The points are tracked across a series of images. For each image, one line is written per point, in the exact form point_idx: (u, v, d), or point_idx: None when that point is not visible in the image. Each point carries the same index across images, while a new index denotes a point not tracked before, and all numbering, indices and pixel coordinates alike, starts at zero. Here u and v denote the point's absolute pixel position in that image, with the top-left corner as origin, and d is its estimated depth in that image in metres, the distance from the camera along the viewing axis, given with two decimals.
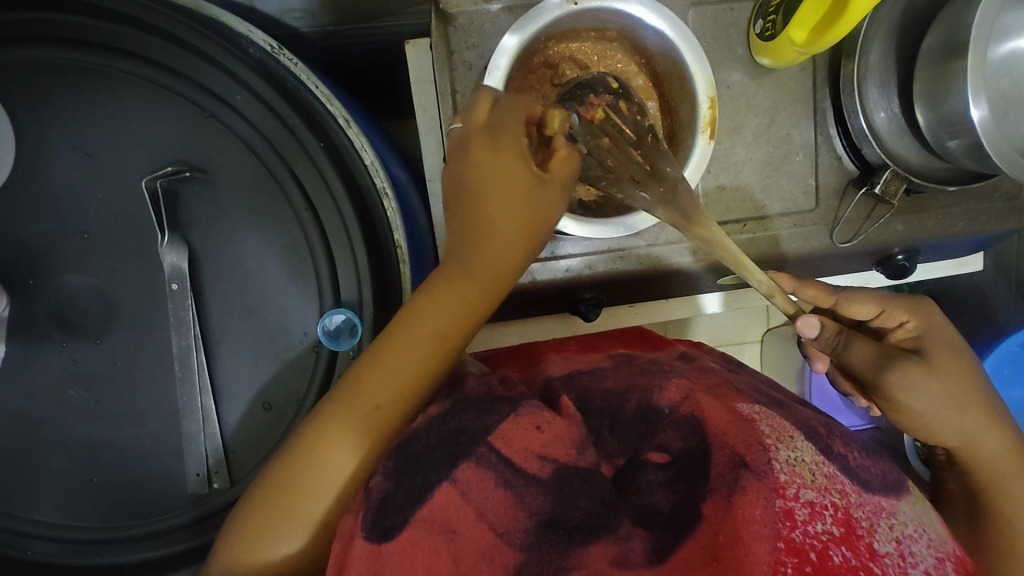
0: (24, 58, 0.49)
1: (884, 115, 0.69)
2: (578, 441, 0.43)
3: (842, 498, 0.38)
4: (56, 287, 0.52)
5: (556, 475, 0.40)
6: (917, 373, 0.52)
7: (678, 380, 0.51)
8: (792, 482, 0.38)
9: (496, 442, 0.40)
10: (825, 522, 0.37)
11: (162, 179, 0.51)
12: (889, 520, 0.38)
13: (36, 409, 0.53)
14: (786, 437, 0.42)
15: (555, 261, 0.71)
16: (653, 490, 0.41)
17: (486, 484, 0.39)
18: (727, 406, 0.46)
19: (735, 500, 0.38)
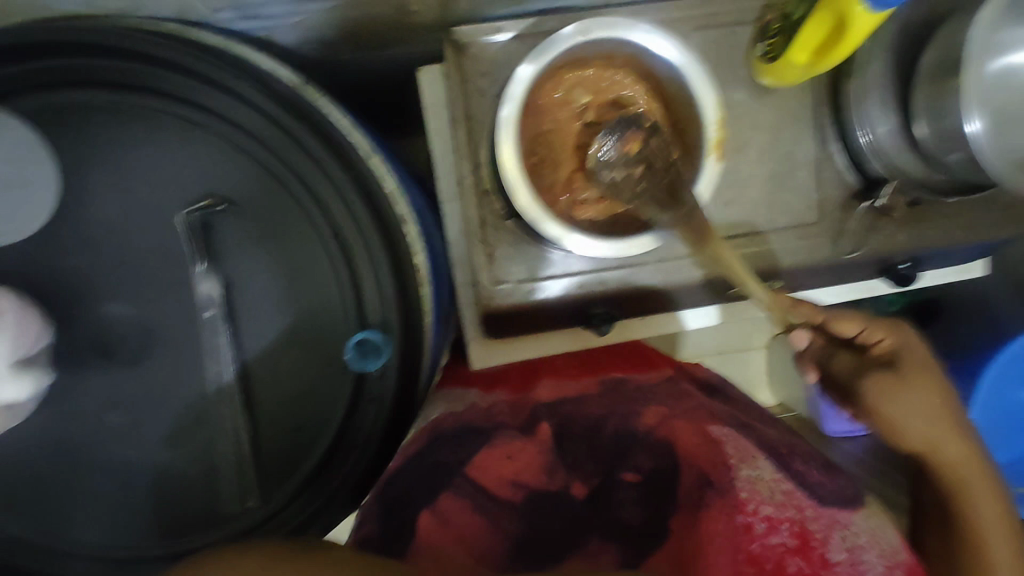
0: (65, 100, 0.52)
1: (885, 130, 0.71)
2: (546, 467, 0.60)
3: (799, 513, 0.55)
4: (96, 317, 0.55)
5: (527, 497, 0.58)
6: (914, 387, 0.63)
7: (656, 405, 0.67)
8: (752, 499, 0.56)
9: (472, 472, 0.59)
10: (782, 535, 0.53)
11: (197, 212, 0.54)
12: (842, 532, 0.54)
13: (78, 434, 0.56)
14: (750, 458, 0.59)
15: (567, 277, 0.75)
16: (623, 507, 0.57)
17: (464, 509, 0.56)
18: (696, 428, 0.63)
19: (701, 517, 0.56)
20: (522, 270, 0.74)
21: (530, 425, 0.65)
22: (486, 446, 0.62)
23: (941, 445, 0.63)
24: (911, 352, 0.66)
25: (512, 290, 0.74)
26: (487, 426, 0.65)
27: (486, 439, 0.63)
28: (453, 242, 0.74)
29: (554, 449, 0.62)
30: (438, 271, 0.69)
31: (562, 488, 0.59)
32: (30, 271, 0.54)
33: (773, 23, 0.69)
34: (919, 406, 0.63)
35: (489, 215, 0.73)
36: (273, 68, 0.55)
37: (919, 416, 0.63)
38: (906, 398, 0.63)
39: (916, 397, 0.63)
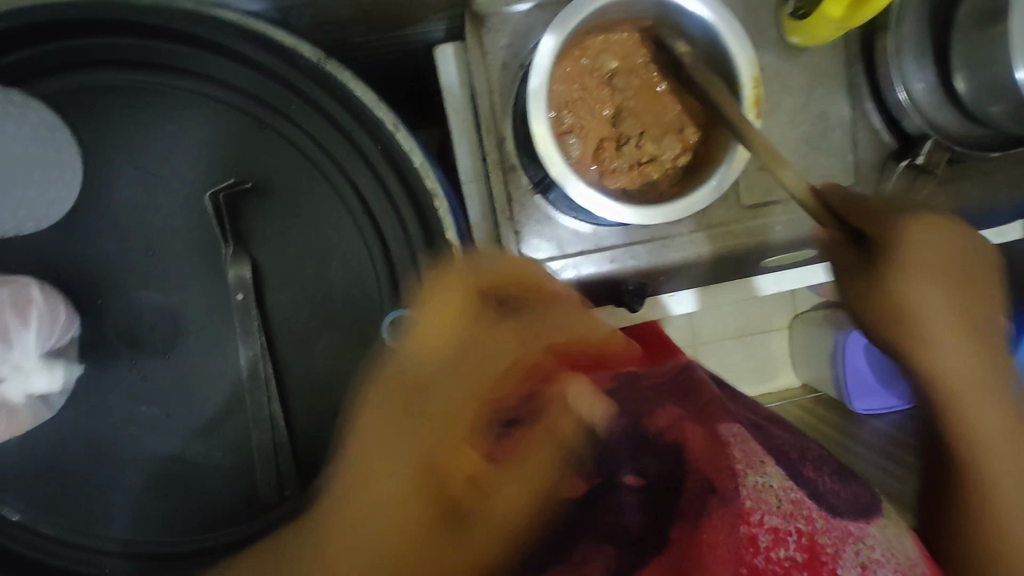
0: (89, 83, 0.51)
1: (922, 86, 0.69)
2: (552, 478, 0.54)
3: (808, 524, 0.46)
4: (125, 305, 0.53)
5: (526, 511, 0.51)
6: (931, 275, 0.53)
7: (670, 406, 0.58)
8: (757, 508, 0.47)
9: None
10: (789, 549, 0.45)
11: (223, 192, 0.52)
12: (856, 545, 0.45)
13: (108, 427, 0.54)
14: (757, 462, 0.50)
15: (598, 252, 0.72)
16: (625, 511, 0.53)
17: (463, 514, 0.48)
18: (709, 431, 0.54)
19: (700, 525, 0.48)
20: (550, 247, 0.72)
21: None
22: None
23: (953, 367, 0.52)
24: (923, 254, 0.53)
25: (541, 268, 0.72)
26: None
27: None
28: (475, 225, 0.76)
29: (554, 453, 0.56)
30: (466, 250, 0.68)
31: (561, 494, 0.54)
32: (54, 261, 0.52)
33: None
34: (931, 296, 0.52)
35: (516, 191, 0.70)
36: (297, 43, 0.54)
37: (941, 325, 0.52)
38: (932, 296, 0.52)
39: (914, 292, 0.53)
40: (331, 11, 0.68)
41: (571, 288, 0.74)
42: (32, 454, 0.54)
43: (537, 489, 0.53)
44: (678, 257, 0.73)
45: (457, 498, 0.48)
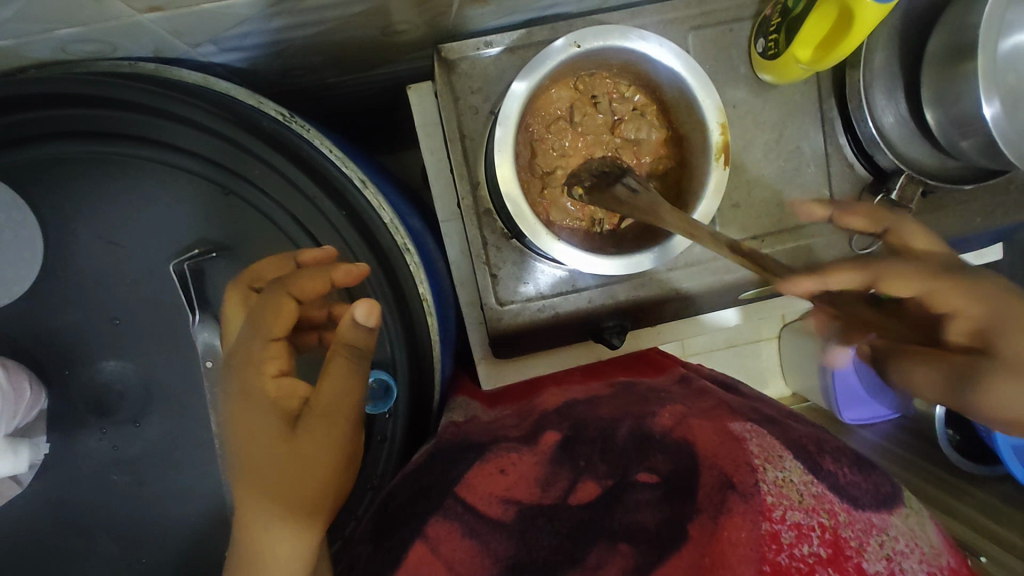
0: (49, 155, 0.51)
1: (893, 119, 0.69)
2: (541, 481, 0.50)
3: (830, 518, 0.42)
4: (92, 375, 0.52)
5: (520, 516, 0.47)
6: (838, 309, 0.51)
7: (671, 407, 0.58)
8: (779, 504, 0.42)
9: (463, 492, 0.49)
10: (813, 544, 0.40)
11: (189, 260, 0.52)
12: (879, 538, 0.42)
13: (78, 499, 0.53)
14: (775, 458, 0.47)
15: (575, 292, 0.72)
16: (640, 509, 0.46)
17: (454, 536, 0.45)
18: (718, 427, 0.52)
19: (720, 522, 0.42)
20: (528, 288, 0.72)
21: (532, 435, 0.57)
22: (477, 462, 0.52)
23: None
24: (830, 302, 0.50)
25: (520, 309, 0.72)
26: (484, 440, 0.57)
27: (479, 454, 0.54)
28: (453, 262, 0.74)
29: (553, 462, 0.53)
30: (441, 294, 0.68)
31: (560, 499, 0.48)
32: (21, 334, 0.51)
33: (773, 18, 0.66)
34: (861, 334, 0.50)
35: (490, 235, 0.70)
36: (257, 104, 0.54)
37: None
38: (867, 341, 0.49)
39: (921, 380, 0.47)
40: (297, 59, 0.67)
41: (549, 326, 0.73)
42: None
43: (534, 494, 0.49)
44: (660, 292, 0.73)
45: (295, 412, 0.47)
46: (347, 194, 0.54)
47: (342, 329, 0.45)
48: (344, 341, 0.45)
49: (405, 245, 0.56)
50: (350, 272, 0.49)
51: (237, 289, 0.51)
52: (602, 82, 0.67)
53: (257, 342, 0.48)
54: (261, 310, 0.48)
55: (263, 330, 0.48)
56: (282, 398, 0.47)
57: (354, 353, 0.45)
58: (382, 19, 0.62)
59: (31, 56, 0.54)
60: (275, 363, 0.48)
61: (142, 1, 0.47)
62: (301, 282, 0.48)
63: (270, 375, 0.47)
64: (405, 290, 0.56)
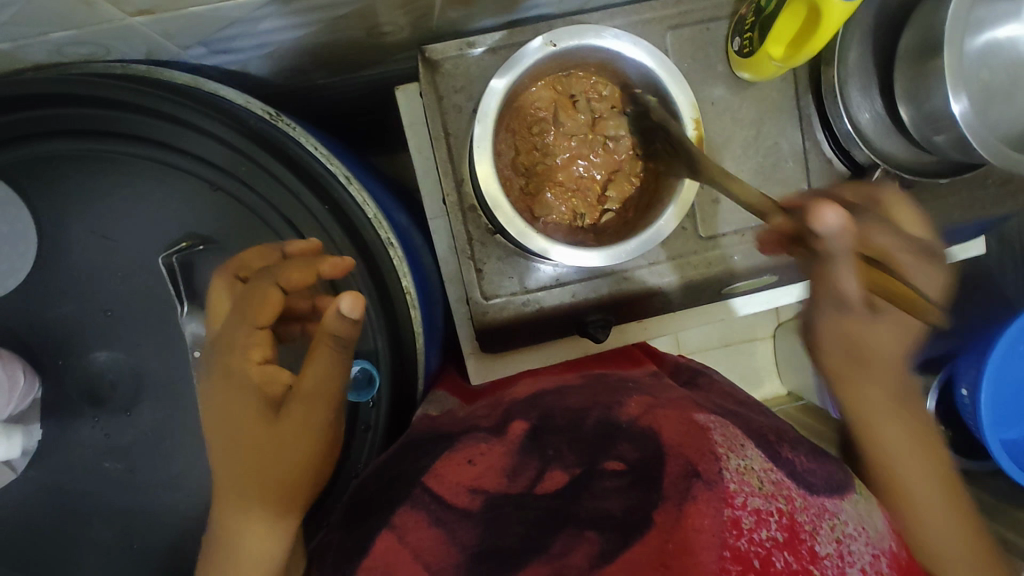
0: (43, 153, 0.53)
1: (869, 116, 0.70)
2: (508, 470, 0.51)
3: (788, 503, 0.44)
4: (84, 365, 0.54)
5: (486, 505, 0.49)
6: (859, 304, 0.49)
7: (638, 398, 0.58)
8: (741, 491, 0.44)
9: (431, 481, 0.50)
10: (771, 529, 0.42)
11: (176, 254, 0.54)
12: (831, 521, 0.45)
13: (71, 485, 0.55)
14: (738, 447, 0.48)
15: (558, 285, 0.73)
16: (608, 496, 0.47)
17: (421, 524, 0.47)
18: (683, 416, 0.53)
19: (685, 509, 0.43)
20: (512, 282, 0.73)
21: (502, 425, 0.57)
22: (445, 452, 0.53)
23: (901, 462, 0.50)
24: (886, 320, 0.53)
25: (505, 303, 0.73)
26: (455, 430, 0.57)
27: (449, 444, 0.55)
28: (442, 258, 0.75)
29: (521, 451, 0.53)
30: (428, 290, 0.69)
31: (527, 489, 0.49)
32: (16, 325, 0.53)
33: (748, 17, 0.67)
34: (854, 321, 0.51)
35: (474, 231, 0.72)
36: (245, 102, 0.56)
37: (895, 425, 0.51)
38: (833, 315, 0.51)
39: (887, 429, 0.51)
40: (287, 61, 0.69)
41: (533, 320, 0.74)
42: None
43: (502, 484, 0.50)
44: (642, 287, 0.74)
45: (278, 398, 0.48)
46: (330, 190, 0.56)
47: (328, 319, 0.44)
48: (330, 330, 0.44)
49: (388, 239, 0.58)
50: (335, 265, 0.47)
51: (223, 277, 0.51)
52: (576, 76, 0.68)
53: (242, 328, 0.48)
54: (247, 295, 0.49)
55: (248, 317, 0.48)
56: (265, 384, 0.47)
57: (341, 343, 0.45)
58: (368, 21, 0.64)
59: (28, 59, 0.56)
60: (260, 350, 0.48)
61: (132, 5, 0.50)
62: (286, 272, 0.48)
63: (253, 361, 0.48)
64: (388, 283, 0.57)
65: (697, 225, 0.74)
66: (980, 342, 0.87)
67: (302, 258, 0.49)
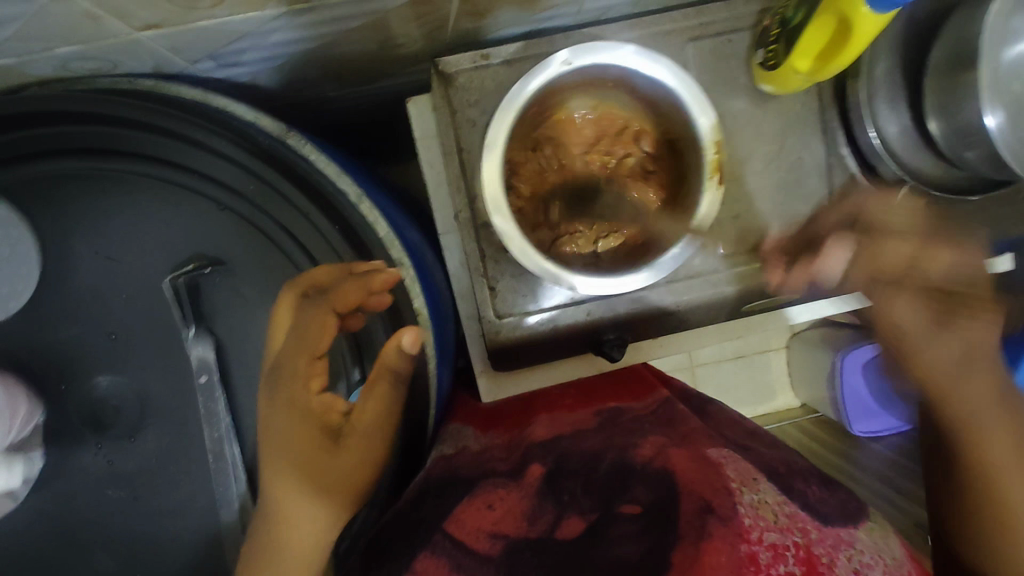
0: (46, 171, 0.51)
1: (897, 129, 0.67)
2: (528, 514, 0.50)
3: (803, 536, 0.42)
4: (88, 390, 0.52)
5: (506, 550, 0.46)
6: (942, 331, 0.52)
7: (653, 437, 0.56)
8: (756, 526, 0.43)
9: (451, 527, 0.48)
10: (789, 563, 0.40)
11: (184, 275, 0.52)
12: (847, 552, 0.42)
13: (74, 513, 0.53)
14: (750, 480, 0.47)
15: (575, 304, 0.71)
16: (621, 542, 0.45)
17: (442, 571, 0.45)
18: (695, 454, 0.51)
19: (701, 547, 0.42)
20: (528, 300, 0.71)
21: (519, 468, 0.56)
22: (464, 498, 0.51)
23: (998, 446, 0.48)
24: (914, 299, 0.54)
25: (518, 322, 0.71)
26: (473, 474, 0.56)
27: (466, 488, 0.53)
28: (454, 274, 0.73)
29: (540, 495, 0.51)
30: (441, 309, 0.67)
31: (545, 533, 0.47)
32: (17, 349, 0.52)
33: (772, 29, 0.65)
34: (942, 356, 0.51)
35: (488, 247, 0.70)
36: (257, 120, 0.54)
37: (1003, 431, 0.48)
38: (938, 351, 0.51)
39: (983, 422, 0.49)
40: (297, 74, 0.67)
41: (546, 339, 0.72)
42: None
43: (522, 528, 0.48)
44: (659, 307, 0.72)
45: (334, 428, 0.49)
46: (342, 209, 0.54)
47: (388, 353, 0.50)
48: (386, 365, 0.50)
49: (401, 260, 0.57)
50: (384, 281, 0.50)
51: (291, 293, 0.50)
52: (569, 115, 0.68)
53: (303, 358, 0.49)
54: (305, 324, 0.49)
55: (306, 347, 0.49)
56: (323, 414, 0.49)
57: (395, 377, 0.50)
58: (381, 33, 0.62)
59: (33, 74, 0.54)
60: (320, 380, 0.50)
61: (139, 19, 0.48)
62: (342, 293, 0.49)
63: (315, 391, 0.49)
64: (401, 304, 0.55)
65: (718, 242, 0.71)
66: None
67: (358, 276, 0.50)
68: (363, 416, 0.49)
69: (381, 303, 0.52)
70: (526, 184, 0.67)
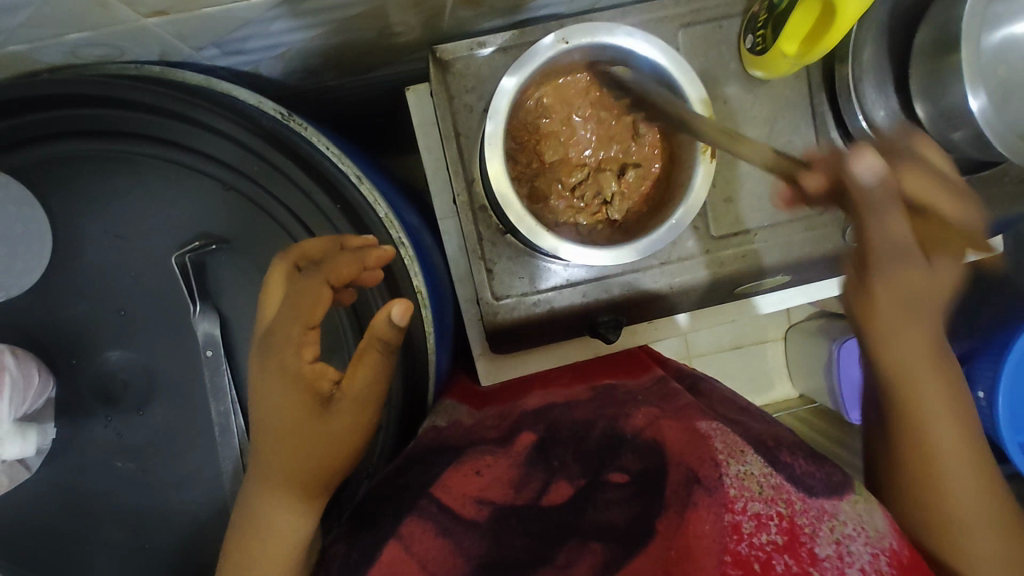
0: (57, 153, 0.53)
1: (884, 112, 0.69)
2: (515, 481, 0.52)
3: (787, 507, 0.43)
4: (98, 364, 0.54)
5: (493, 516, 0.48)
6: (893, 202, 0.50)
7: (645, 408, 0.58)
8: (741, 496, 0.44)
9: (438, 493, 0.50)
10: (770, 533, 0.41)
11: (190, 253, 0.54)
12: (830, 522, 0.43)
13: (84, 484, 0.55)
14: (738, 452, 0.48)
15: (569, 286, 0.73)
16: (609, 508, 0.47)
17: (428, 535, 0.46)
18: (686, 427, 0.52)
19: (686, 515, 0.44)
20: (524, 282, 0.72)
21: (508, 438, 0.57)
22: (452, 464, 0.53)
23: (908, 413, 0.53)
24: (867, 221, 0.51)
25: (516, 304, 0.72)
26: (462, 444, 0.57)
27: (455, 456, 0.55)
28: (452, 258, 0.75)
29: (527, 464, 0.54)
30: (439, 291, 0.69)
31: (533, 500, 0.49)
32: (30, 325, 0.54)
33: (760, 14, 0.67)
34: (909, 273, 0.50)
35: (485, 231, 0.72)
36: (259, 102, 0.56)
37: (933, 398, 0.48)
38: (880, 219, 0.50)
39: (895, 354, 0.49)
40: (298, 63, 0.69)
41: (544, 321, 0.73)
42: (9, 515, 0.55)
43: (509, 495, 0.50)
44: (652, 290, 0.73)
45: (325, 395, 0.50)
46: (342, 188, 0.55)
47: (377, 324, 0.48)
48: (376, 335, 0.48)
49: (399, 238, 0.58)
50: (378, 257, 0.51)
51: (282, 265, 0.51)
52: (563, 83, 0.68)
53: (297, 327, 0.50)
54: (301, 293, 0.50)
55: (300, 315, 0.50)
56: (314, 380, 0.50)
57: (384, 347, 0.48)
58: (379, 21, 0.64)
59: (45, 61, 0.56)
60: (312, 349, 0.51)
61: (146, 6, 0.50)
62: (337, 266, 0.49)
63: (306, 360, 0.50)
64: (399, 280, 0.57)
65: (709, 224, 0.73)
66: (1002, 343, 0.85)
67: (351, 251, 0.50)
68: (351, 384, 0.49)
69: (374, 280, 0.52)
70: (532, 149, 0.69)
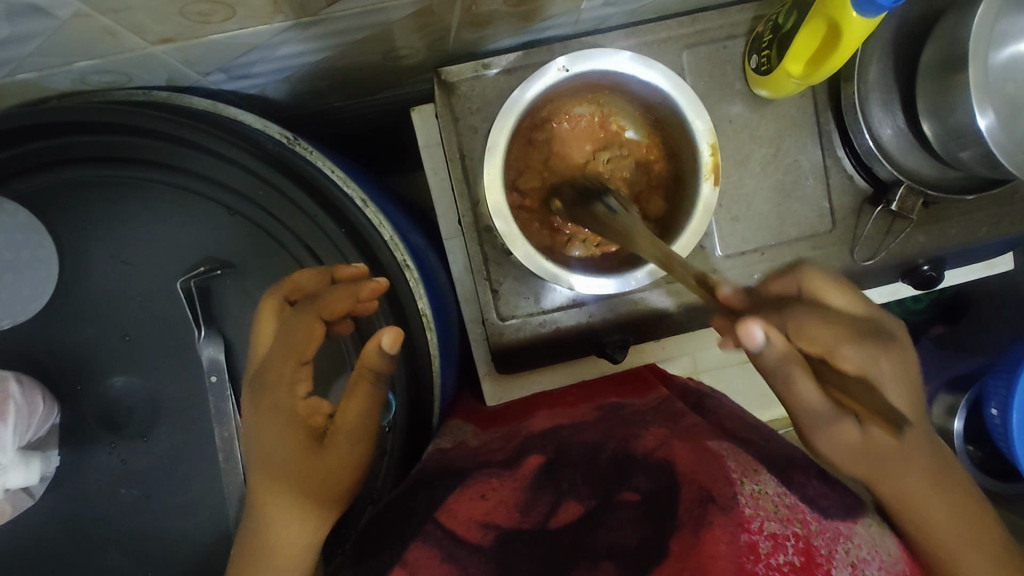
0: (65, 178, 0.53)
1: (891, 131, 0.68)
2: (521, 504, 0.51)
3: (803, 527, 0.43)
4: (102, 390, 0.54)
5: (498, 540, 0.47)
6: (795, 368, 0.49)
7: (655, 428, 0.58)
8: (756, 515, 0.43)
9: (443, 517, 0.49)
10: (788, 553, 0.41)
11: (195, 278, 0.54)
12: (845, 545, 0.43)
13: (87, 512, 0.54)
14: (751, 471, 0.48)
15: (576, 306, 0.72)
16: (621, 528, 0.46)
17: (433, 560, 0.45)
18: (696, 445, 0.53)
19: (701, 535, 0.42)
20: (530, 303, 0.72)
21: (514, 459, 0.56)
22: (456, 488, 0.52)
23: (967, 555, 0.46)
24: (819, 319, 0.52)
25: (521, 324, 0.72)
26: (469, 466, 0.56)
27: (460, 478, 0.54)
28: (457, 278, 0.75)
29: (535, 486, 0.52)
30: (444, 312, 0.68)
31: (538, 525, 0.48)
32: (35, 350, 0.53)
33: (765, 34, 0.67)
34: (823, 327, 0.53)
35: (491, 251, 0.71)
36: (262, 126, 0.55)
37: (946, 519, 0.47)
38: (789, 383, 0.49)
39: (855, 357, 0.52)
40: (304, 85, 0.70)
41: (551, 340, 0.73)
42: (10, 543, 0.54)
43: (514, 519, 0.49)
44: (658, 309, 0.73)
45: (318, 429, 0.49)
46: (346, 212, 0.56)
47: (369, 353, 0.49)
48: (368, 365, 0.49)
49: (405, 261, 0.58)
50: (372, 289, 0.49)
51: (273, 300, 0.52)
52: (574, 114, 0.69)
53: (290, 363, 0.49)
54: (293, 329, 0.50)
55: (295, 351, 0.49)
56: (308, 416, 0.49)
57: (375, 377, 0.49)
58: (385, 45, 0.64)
59: (53, 87, 0.56)
60: (304, 384, 0.50)
61: (154, 33, 0.50)
62: (330, 301, 0.50)
63: (299, 396, 0.49)
64: (403, 303, 0.57)
65: (715, 243, 0.72)
66: (1012, 360, 0.83)
67: (345, 285, 0.50)
68: (343, 418, 0.49)
69: (368, 310, 0.52)
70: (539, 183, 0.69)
